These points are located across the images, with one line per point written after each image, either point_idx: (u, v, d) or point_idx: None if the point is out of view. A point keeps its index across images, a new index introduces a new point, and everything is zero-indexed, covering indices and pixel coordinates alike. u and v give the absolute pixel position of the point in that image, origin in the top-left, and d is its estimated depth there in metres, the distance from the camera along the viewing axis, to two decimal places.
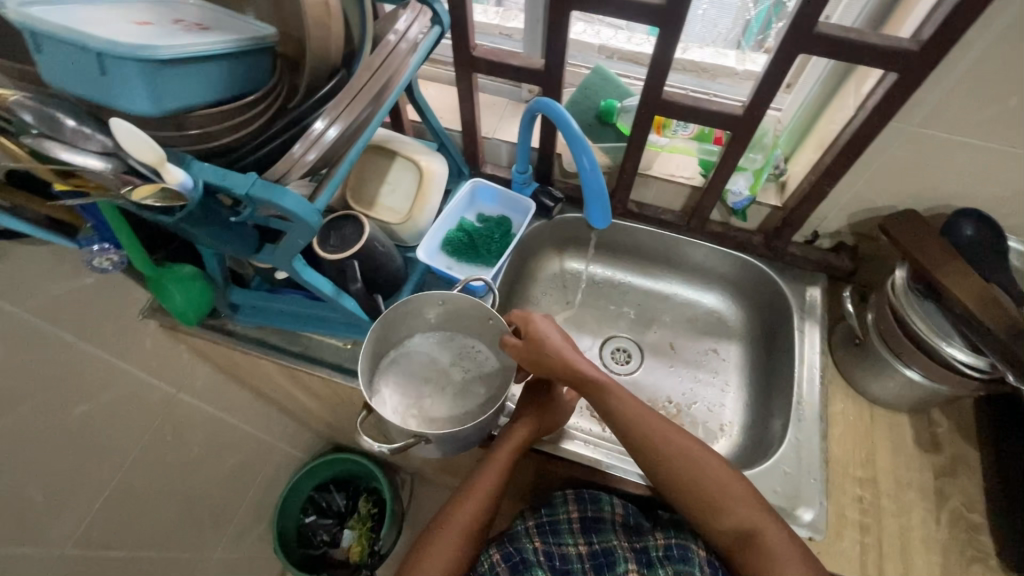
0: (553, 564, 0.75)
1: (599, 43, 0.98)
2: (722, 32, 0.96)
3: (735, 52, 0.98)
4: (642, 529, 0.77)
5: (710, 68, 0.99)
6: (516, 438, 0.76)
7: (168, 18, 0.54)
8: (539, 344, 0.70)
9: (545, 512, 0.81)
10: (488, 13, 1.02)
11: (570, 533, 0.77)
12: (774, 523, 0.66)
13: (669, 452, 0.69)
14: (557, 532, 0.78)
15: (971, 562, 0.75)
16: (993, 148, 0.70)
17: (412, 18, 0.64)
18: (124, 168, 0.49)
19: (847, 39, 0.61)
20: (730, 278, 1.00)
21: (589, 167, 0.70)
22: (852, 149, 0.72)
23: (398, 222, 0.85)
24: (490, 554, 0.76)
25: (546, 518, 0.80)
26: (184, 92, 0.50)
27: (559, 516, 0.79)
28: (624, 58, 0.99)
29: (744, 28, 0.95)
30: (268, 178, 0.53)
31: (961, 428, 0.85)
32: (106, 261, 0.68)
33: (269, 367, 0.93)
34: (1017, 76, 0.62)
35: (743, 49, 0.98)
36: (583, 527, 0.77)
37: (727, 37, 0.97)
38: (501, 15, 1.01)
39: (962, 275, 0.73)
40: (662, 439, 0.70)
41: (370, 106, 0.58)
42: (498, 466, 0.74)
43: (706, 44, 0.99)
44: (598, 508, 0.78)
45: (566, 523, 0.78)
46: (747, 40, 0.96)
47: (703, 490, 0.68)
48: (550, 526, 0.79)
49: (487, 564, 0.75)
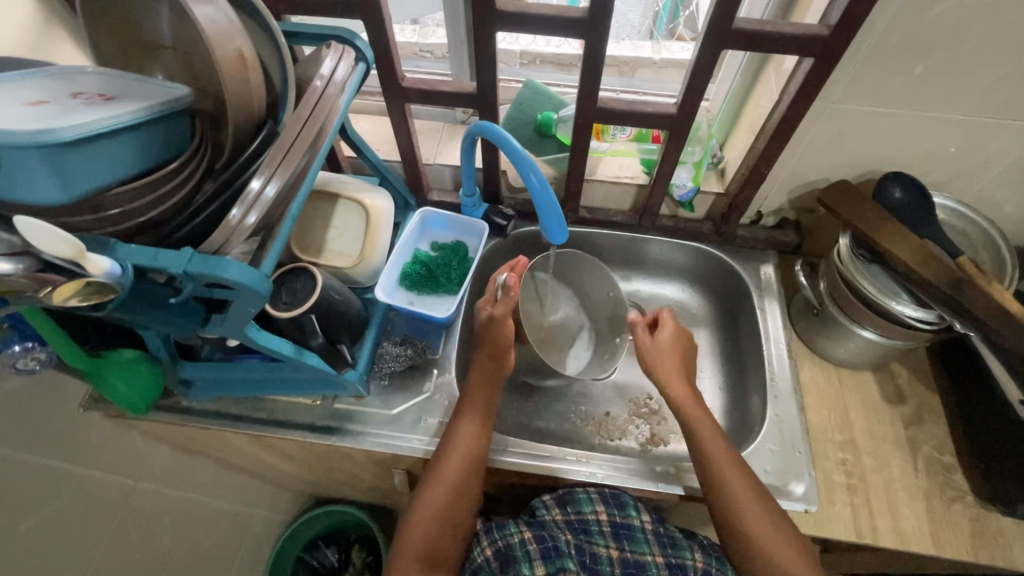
0: (583, 562, 0.73)
1: (519, 50, 0.98)
2: (634, 25, 1.00)
3: (649, 42, 1.00)
4: (675, 540, 0.78)
5: (629, 62, 1.01)
6: (461, 445, 0.74)
7: (65, 92, 0.50)
8: (654, 351, 0.80)
9: (573, 509, 0.78)
10: (406, 32, 1.01)
11: (601, 536, 0.75)
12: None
13: (738, 496, 0.69)
14: (589, 533, 0.75)
15: (951, 501, 0.80)
16: (906, 114, 0.75)
17: (336, 59, 0.60)
18: (37, 266, 0.44)
19: (764, 31, 0.63)
20: (688, 268, 1.03)
21: (539, 185, 0.69)
22: (783, 131, 0.75)
23: (351, 265, 0.81)
24: (522, 530, 0.75)
25: (575, 517, 0.77)
26: (95, 171, 0.46)
27: (587, 517, 0.76)
28: (546, 61, 1.00)
29: (655, 18, 0.98)
30: (206, 250, 0.50)
31: (920, 376, 0.90)
32: (32, 361, 0.62)
33: (234, 437, 0.87)
34: (917, 47, 0.67)
35: (656, 39, 1.01)
36: (614, 534, 0.75)
37: (639, 29, 1.00)
38: (418, 33, 1.00)
39: (900, 235, 0.76)
40: (730, 482, 0.70)
41: (306, 155, 0.55)
42: (446, 479, 0.72)
43: (621, 39, 1.02)
44: (627, 516, 0.77)
45: (596, 525, 0.75)
46: (659, 29, 1.00)
47: (758, 539, 0.66)
48: (579, 525, 0.76)
49: (519, 539, 0.74)
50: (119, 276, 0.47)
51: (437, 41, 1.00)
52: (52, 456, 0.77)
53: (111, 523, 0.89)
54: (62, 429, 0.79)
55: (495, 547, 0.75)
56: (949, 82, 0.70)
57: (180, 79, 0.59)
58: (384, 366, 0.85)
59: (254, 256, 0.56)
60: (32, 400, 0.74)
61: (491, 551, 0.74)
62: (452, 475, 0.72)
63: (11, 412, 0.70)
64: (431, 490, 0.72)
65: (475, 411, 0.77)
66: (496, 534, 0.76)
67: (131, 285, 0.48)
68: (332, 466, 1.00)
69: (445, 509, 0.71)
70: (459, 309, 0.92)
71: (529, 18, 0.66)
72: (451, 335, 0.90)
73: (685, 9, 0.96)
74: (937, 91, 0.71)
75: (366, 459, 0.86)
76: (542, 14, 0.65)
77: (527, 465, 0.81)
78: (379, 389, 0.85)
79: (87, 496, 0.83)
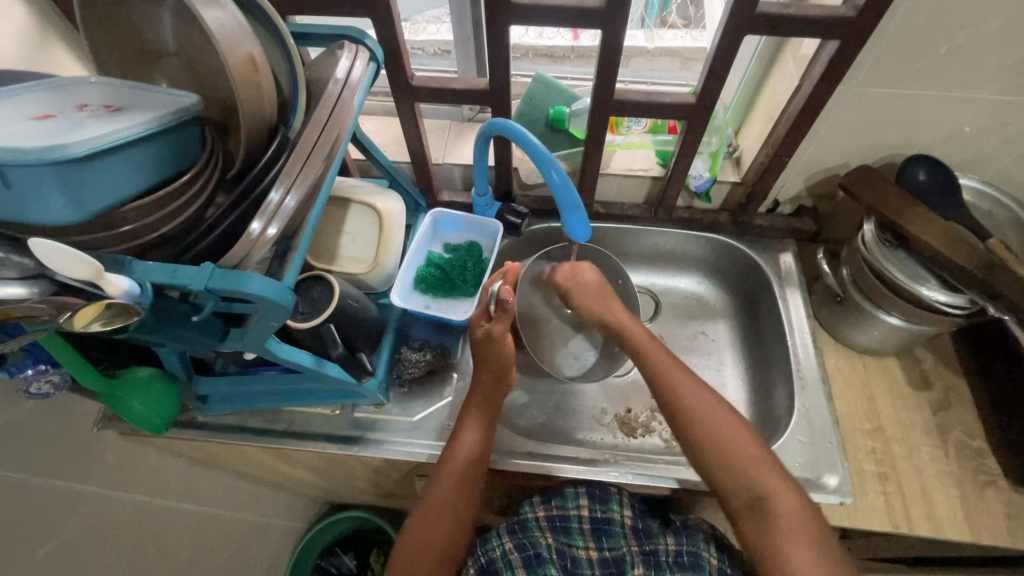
0: (564, 564, 0.72)
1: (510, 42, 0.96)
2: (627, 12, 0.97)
3: (641, 30, 0.98)
4: (650, 531, 0.76)
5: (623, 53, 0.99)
6: (465, 447, 0.73)
7: (70, 105, 0.48)
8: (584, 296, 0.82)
9: (555, 504, 0.78)
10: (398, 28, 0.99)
11: (580, 535, 0.75)
12: (778, 480, 0.66)
13: (687, 402, 0.72)
14: (568, 532, 0.75)
15: (984, 487, 0.79)
16: (930, 96, 0.73)
17: (351, 58, 0.59)
18: (53, 289, 0.43)
19: (787, 15, 0.62)
20: (704, 259, 1.01)
21: (561, 182, 0.67)
22: (805, 117, 0.73)
23: (365, 271, 0.79)
24: (502, 541, 0.75)
25: (557, 513, 0.77)
26: (107, 188, 0.44)
27: (568, 513, 0.76)
28: (538, 55, 0.98)
29: (646, 5, 0.95)
30: (226, 265, 0.48)
31: (946, 361, 0.89)
32: (45, 385, 0.59)
33: (252, 451, 0.85)
34: (944, 25, 0.65)
35: (648, 26, 0.98)
36: (593, 530, 0.75)
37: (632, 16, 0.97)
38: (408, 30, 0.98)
39: (927, 219, 0.75)
40: (683, 391, 0.73)
41: (325, 161, 0.54)
42: (451, 482, 0.71)
43: None
44: (608, 510, 0.77)
45: (576, 522, 0.75)
46: (651, 16, 0.97)
47: (717, 442, 0.69)
48: (561, 524, 0.76)
49: (500, 551, 0.74)
50: (139, 296, 0.45)
51: (427, 38, 0.98)
52: (68, 478, 0.75)
53: (130, 542, 0.88)
54: (78, 450, 0.77)
55: (479, 562, 0.74)
56: (977, 61, 0.68)
57: (186, 87, 0.57)
58: (404, 372, 0.82)
59: (274, 267, 0.54)
60: (47, 422, 0.72)
61: (476, 570, 0.74)
62: (459, 477, 0.71)
63: (26, 437, 0.68)
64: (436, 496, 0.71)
65: (477, 413, 0.75)
66: (480, 550, 0.76)
67: (150, 304, 0.46)
68: (351, 475, 0.98)
69: (452, 512, 0.71)
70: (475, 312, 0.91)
71: (544, 10, 0.63)
72: (468, 337, 0.89)
73: None
74: (963, 70, 0.69)
75: (389, 467, 0.85)
76: (557, 6, 0.63)
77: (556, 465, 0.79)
78: (398, 396, 0.83)
79: (106, 516, 0.82)
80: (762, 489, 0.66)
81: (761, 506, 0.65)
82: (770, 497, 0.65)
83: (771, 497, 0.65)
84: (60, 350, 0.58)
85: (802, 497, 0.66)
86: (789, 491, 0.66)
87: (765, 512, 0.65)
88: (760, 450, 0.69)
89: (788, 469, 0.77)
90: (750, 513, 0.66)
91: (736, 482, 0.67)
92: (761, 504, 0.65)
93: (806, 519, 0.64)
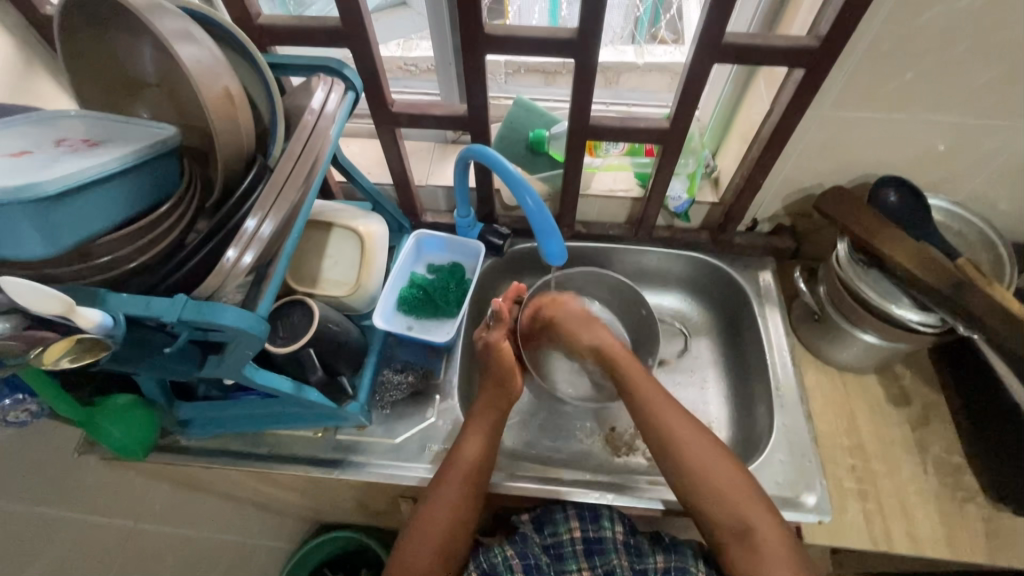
0: None
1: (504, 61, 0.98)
2: (616, 31, 0.98)
3: (632, 46, 1.00)
4: (642, 549, 0.75)
5: (615, 66, 1.00)
6: (468, 454, 0.73)
7: (48, 139, 0.49)
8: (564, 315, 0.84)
9: (548, 531, 0.77)
10: (389, 46, 1.00)
11: (574, 559, 0.75)
12: (763, 512, 0.67)
13: (671, 427, 0.73)
14: (561, 557, 0.75)
15: (963, 503, 0.80)
16: (898, 119, 0.75)
17: (326, 90, 0.60)
18: (25, 323, 0.43)
19: (754, 45, 0.63)
20: (686, 277, 1.02)
21: (535, 207, 0.69)
22: (777, 140, 0.75)
23: (347, 294, 0.80)
24: (503, 549, 0.74)
25: (550, 540, 0.76)
26: (83, 221, 0.45)
27: (561, 538, 0.76)
28: (531, 71, 1.00)
29: (635, 22, 0.97)
30: (200, 296, 0.49)
31: (923, 376, 0.90)
32: (22, 413, 0.60)
33: (235, 474, 0.85)
34: (906, 54, 0.67)
35: (638, 43, 0.99)
36: (586, 551, 0.74)
37: (621, 34, 0.98)
38: (403, 47, 0.99)
39: (898, 240, 0.76)
40: (672, 426, 0.73)
41: (301, 189, 0.55)
42: (451, 488, 0.71)
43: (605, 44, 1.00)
44: (599, 529, 0.76)
45: (569, 546, 0.75)
46: (641, 32, 0.98)
47: (709, 484, 0.69)
48: (555, 550, 0.75)
49: (501, 559, 0.73)
50: (112, 328, 0.46)
51: (421, 54, 1.00)
52: (47, 504, 0.74)
53: (112, 568, 0.87)
54: (58, 476, 0.77)
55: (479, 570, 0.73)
56: (940, 87, 0.70)
57: (166, 118, 0.58)
58: (386, 394, 0.84)
59: (250, 295, 0.55)
60: (27, 449, 0.72)
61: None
62: (459, 485, 0.71)
63: (5, 464, 0.68)
64: (437, 501, 0.71)
65: (481, 421, 0.77)
66: (480, 559, 0.74)
67: (124, 337, 0.47)
68: (336, 497, 0.97)
69: (450, 519, 0.70)
70: (459, 332, 0.91)
71: (518, 40, 0.65)
72: (452, 358, 0.89)
73: (666, 12, 0.95)
74: (928, 94, 0.71)
75: (372, 489, 0.85)
76: (530, 37, 0.65)
77: (535, 489, 0.79)
78: (381, 417, 0.83)
79: (87, 542, 0.81)
80: (745, 519, 0.67)
81: (750, 538, 0.66)
82: (755, 528, 0.66)
83: (754, 525, 0.66)
84: (40, 386, 0.59)
85: (783, 527, 0.67)
86: (770, 519, 0.67)
87: (751, 543, 0.66)
88: (744, 482, 0.70)
89: (768, 488, 0.77)
90: (739, 543, 0.67)
91: (721, 516, 0.68)
92: (745, 536, 0.66)
93: (787, 548, 0.65)
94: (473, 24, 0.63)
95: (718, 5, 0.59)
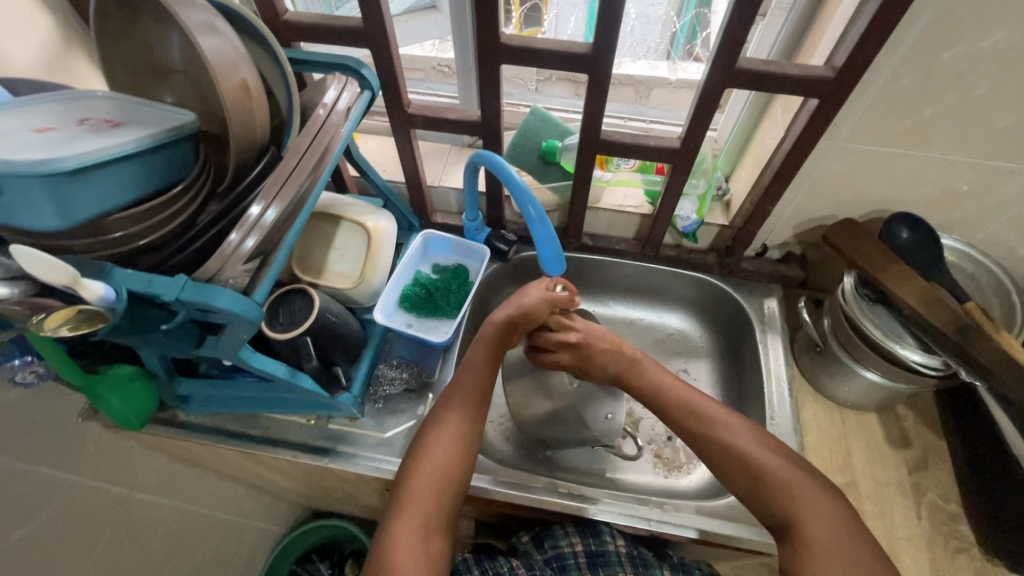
0: None
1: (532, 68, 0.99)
2: (651, 45, 0.97)
3: (666, 62, 0.98)
4: (647, 560, 0.75)
5: (644, 81, 1.00)
6: (472, 374, 0.73)
7: (72, 117, 0.51)
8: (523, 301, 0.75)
9: (549, 546, 0.78)
10: (423, 46, 1.01)
11: (576, 568, 0.74)
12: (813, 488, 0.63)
13: (708, 409, 0.70)
14: (564, 569, 0.75)
15: (956, 553, 0.78)
16: (915, 156, 0.74)
17: (339, 88, 0.62)
18: (34, 290, 0.48)
19: (768, 72, 0.64)
20: (690, 298, 1.02)
21: (537, 218, 0.70)
22: (789, 166, 0.74)
23: (351, 287, 0.81)
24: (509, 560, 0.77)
25: (552, 553, 0.77)
26: (94, 198, 0.47)
27: (563, 550, 0.76)
28: (557, 80, 1.00)
29: (671, 39, 0.95)
30: (200, 278, 0.50)
31: (926, 420, 0.88)
32: (30, 375, 0.66)
33: (228, 454, 0.87)
34: (925, 92, 0.66)
35: (672, 59, 0.98)
36: (589, 563, 0.74)
37: (656, 49, 0.97)
38: (436, 48, 1.00)
39: (906, 278, 0.75)
40: (707, 404, 0.71)
41: (307, 181, 0.56)
42: (452, 434, 0.68)
43: (639, 58, 1.00)
44: (601, 543, 0.76)
45: (571, 558, 0.75)
46: (676, 49, 0.97)
47: (752, 466, 0.65)
48: (557, 563, 0.76)
49: (505, 568, 0.76)
50: (113, 301, 0.49)
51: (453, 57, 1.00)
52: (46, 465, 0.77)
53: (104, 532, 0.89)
54: (58, 440, 0.80)
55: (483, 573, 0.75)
56: (958, 127, 0.69)
57: (188, 104, 0.60)
58: (380, 388, 0.85)
59: (250, 280, 0.56)
60: (33, 410, 0.75)
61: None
62: (477, 391, 0.72)
63: (10, 422, 0.71)
64: (466, 381, 0.73)
65: (485, 351, 0.75)
66: (483, 566, 0.76)
67: (124, 311, 0.50)
68: (326, 486, 0.98)
69: (448, 467, 0.65)
70: (458, 333, 0.92)
71: (534, 52, 0.66)
72: (448, 358, 0.91)
73: (702, 31, 0.92)
74: (947, 133, 0.70)
75: (358, 481, 0.86)
76: (546, 49, 0.66)
77: (519, 497, 0.78)
78: (373, 411, 0.85)
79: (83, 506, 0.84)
80: (789, 516, 0.62)
81: (793, 536, 0.61)
82: (804, 524, 0.61)
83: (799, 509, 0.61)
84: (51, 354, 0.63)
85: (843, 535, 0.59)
86: (828, 513, 0.61)
87: (800, 543, 0.60)
88: (790, 467, 0.65)
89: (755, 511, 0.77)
90: (783, 545, 0.61)
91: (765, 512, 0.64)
92: (790, 532, 0.61)
93: (844, 561, 0.57)
94: (490, 34, 0.65)
95: (733, 29, 0.60)
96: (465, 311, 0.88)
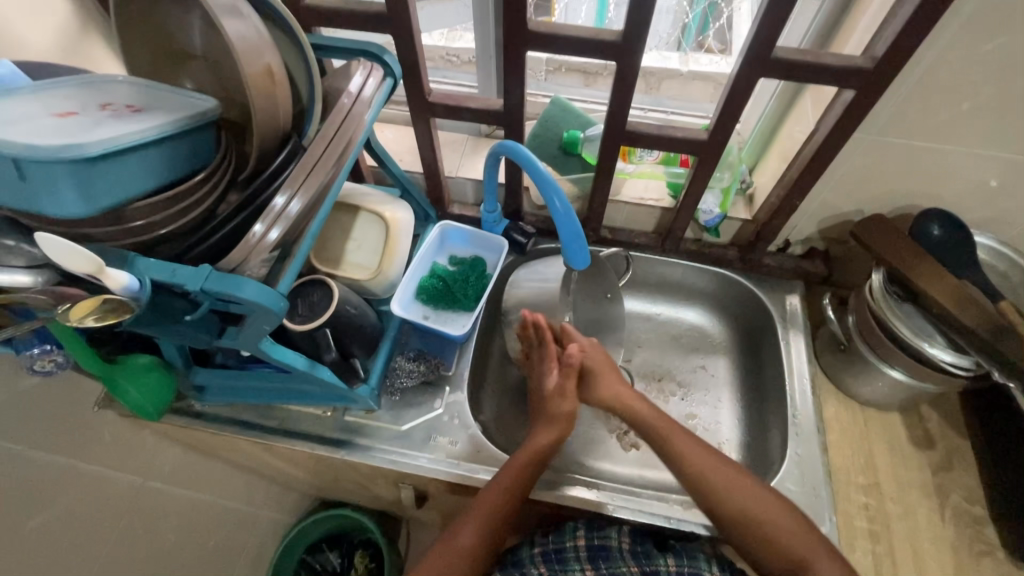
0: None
1: (547, 57, 0.97)
2: (663, 35, 0.95)
3: (677, 53, 0.96)
4: (650, 553, 0.73)
5: (658, 73, 0.97)
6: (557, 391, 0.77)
7: (94, 102, 0.50)
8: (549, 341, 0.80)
9: (551, 539, 0.76)
10: (434, 35, 0.99)
11: (577, 562, 0.73)
12: (815, 546, 0.62)
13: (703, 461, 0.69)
14: (564, 562, 0.74)
15: (980, 556, 0.77)
16: (949, 150, 0.72)
17: (365, 75, 0.61)
18: (56, 278, 0.47)
19: (804, 62, 0.61)
20: (708, 294, 1.00)
21: (563, 210, 0.68)
22: (820, 159, 0.73)
23: (369, 278, 0.80)
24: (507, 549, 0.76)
25: (551, 546, 0.75)
26: (118, 185, 0.46)
27: (562, 545, 0.75)
28: (573, 70, 0.98)
29: (683, 30, 0.93)
30: (223, 268, 0.49)
31: (951, 421, 0.87)
32: (48, 363, 0.64)
33: (244, 444, 0.86)
34: (965, 84, 0.64)
35: (684, 50, 0.96)
36: (590, 556, 0.73)
37: (667, 40, 0.95)
38: (446, 38, 0.97)
39: (937, 275, 0.73)
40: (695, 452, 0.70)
41: (332, 170, 0.55)
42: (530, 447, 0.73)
43: (650, 48, 0.97)
44: (604, 537, 0.75)
45: (572, 552, 0.74)
46: (687, 40, 0.94)
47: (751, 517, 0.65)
48: (556, 555, 0.74)
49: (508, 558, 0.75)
50: (137, 291, 0.48)
51: (466, 46, 0.98)
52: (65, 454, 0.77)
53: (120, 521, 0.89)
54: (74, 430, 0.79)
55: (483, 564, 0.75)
56: (996, 121, 0.67)
57: (209, 90, 0.58)
58: (396, 381, 0.84)
59: (271, 271, 0.55)
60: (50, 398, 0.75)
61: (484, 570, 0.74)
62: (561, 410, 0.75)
63: None
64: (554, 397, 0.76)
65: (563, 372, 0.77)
66: None
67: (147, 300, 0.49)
68: (341, 479, 0.98)
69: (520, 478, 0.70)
70: (474, 327, 0.91)
71: (561, 40, 0.64)
72: (465, 351, 0.90)
73: (716, 22, 0.90)
74: (984, 128, 0.68)
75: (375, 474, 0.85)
76: (572, 36, 0.64)
77: (537, 492, 0.78)
78: (389, 403, 0.84)
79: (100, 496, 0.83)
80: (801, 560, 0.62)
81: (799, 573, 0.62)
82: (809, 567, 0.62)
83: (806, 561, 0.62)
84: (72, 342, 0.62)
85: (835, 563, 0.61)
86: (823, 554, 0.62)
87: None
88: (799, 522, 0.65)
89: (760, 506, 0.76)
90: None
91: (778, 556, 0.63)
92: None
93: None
94: (517, 20, 0.63)
95: (768, 18, 0.58)
96: (484, 303, 0.86)
